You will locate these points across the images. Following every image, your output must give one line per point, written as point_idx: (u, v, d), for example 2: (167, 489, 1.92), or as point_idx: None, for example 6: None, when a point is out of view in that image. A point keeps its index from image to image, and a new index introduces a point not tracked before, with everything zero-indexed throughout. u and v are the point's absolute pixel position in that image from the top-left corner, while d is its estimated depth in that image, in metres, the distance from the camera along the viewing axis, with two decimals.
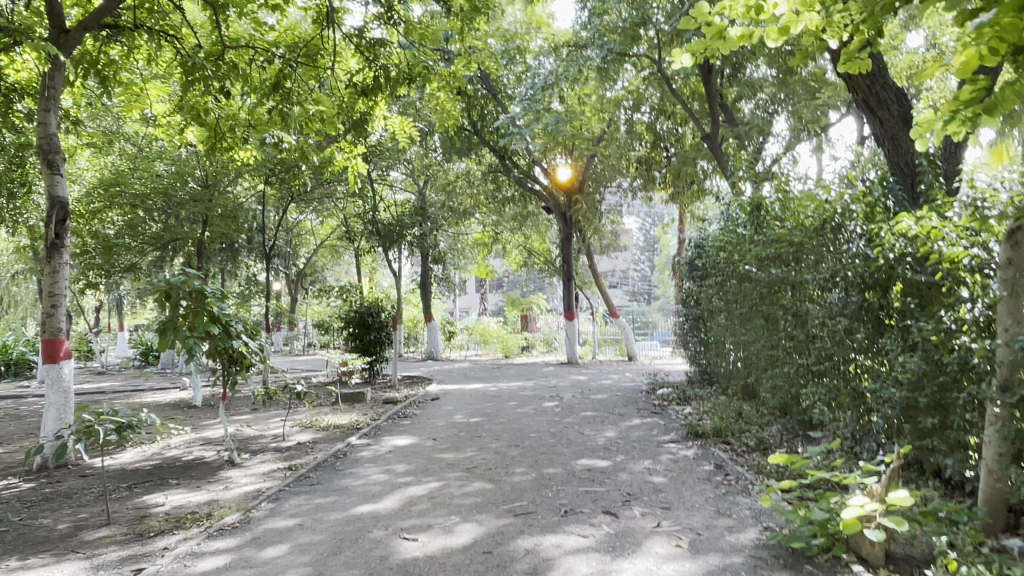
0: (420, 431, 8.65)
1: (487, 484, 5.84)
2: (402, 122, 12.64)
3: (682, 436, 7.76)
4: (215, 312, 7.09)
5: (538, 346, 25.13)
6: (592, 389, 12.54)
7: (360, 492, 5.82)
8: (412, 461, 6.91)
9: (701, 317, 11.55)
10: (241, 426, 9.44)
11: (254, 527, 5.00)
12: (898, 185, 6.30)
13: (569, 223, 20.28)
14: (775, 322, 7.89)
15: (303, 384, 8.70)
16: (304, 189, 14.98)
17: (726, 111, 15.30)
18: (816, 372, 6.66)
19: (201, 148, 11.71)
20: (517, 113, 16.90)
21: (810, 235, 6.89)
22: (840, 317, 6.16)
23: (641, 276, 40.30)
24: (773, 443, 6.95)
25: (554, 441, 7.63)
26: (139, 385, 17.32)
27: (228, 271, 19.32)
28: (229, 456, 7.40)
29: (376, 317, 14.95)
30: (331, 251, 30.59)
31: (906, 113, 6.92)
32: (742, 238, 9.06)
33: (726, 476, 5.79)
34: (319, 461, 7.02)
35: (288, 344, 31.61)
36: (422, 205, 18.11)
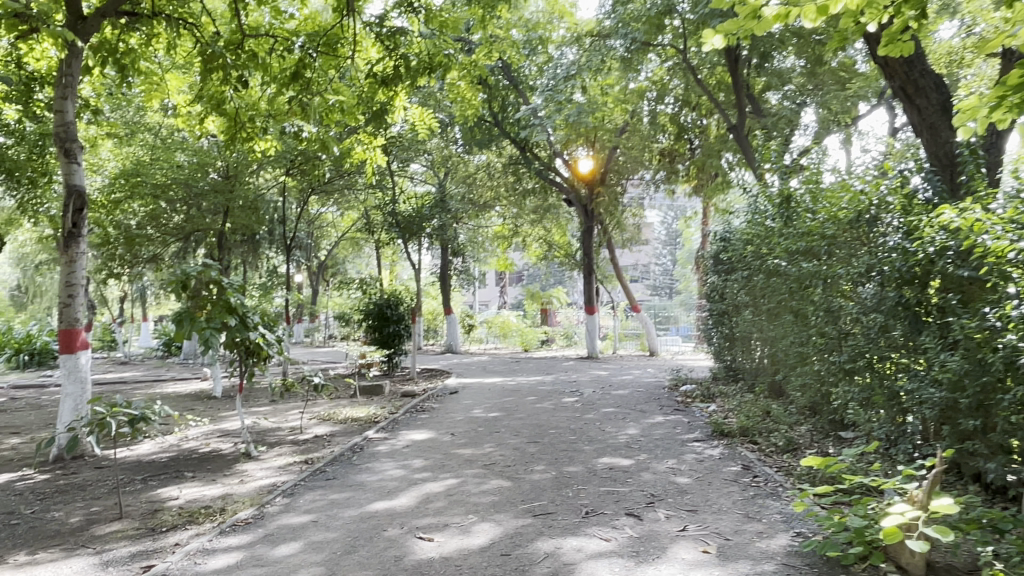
0: (439, 425, 8.52)
1: (506, 482, 5.68)
2: (422, 113, 12.49)
3: (706, 434, 7.55)
4: (231, 302, 6.97)
5: (558, 340, 24.93)
6: (614, 384, 12.34)
7: (376, 488, 5.70)
8: (430, 456, 6.78)
9: (726, 312, 11.30)
10: (259, 418, 9.37)
11: (267, 523, 4.89)
12: (938, 176, 6.05)
13: (591, 217, 20.04)
14: (805, 318, 7.66)
15: (321, 376, 8.60)
16: (324, 180, 14.90)
17: (753, 102, 14.97)
18: (848, 370, 6.44)
19: (221, 139, 11.64)
20: (539, 105, 16.69)
21: (844, 227, 6.69)
22: (875, 313, 5.93)
23: (663, 270, 39.92)
24: (802, 443, 6.72)
25: (574, 437, 7.46)
26: (160, 376, 17.41)
27: (249, 263, 19.34)
28: (245, 449, 7.31)
29: (396, 310, 14.86)
30: (351, 244, 30.62)
31: (945, 102, 6.65)
32: (770, 230, 8.82)
33: (754, 478, 5.58)
34: (335, 455, 6.90)
35: (308, 336, 31.71)
36: (442, 197, 17.97)
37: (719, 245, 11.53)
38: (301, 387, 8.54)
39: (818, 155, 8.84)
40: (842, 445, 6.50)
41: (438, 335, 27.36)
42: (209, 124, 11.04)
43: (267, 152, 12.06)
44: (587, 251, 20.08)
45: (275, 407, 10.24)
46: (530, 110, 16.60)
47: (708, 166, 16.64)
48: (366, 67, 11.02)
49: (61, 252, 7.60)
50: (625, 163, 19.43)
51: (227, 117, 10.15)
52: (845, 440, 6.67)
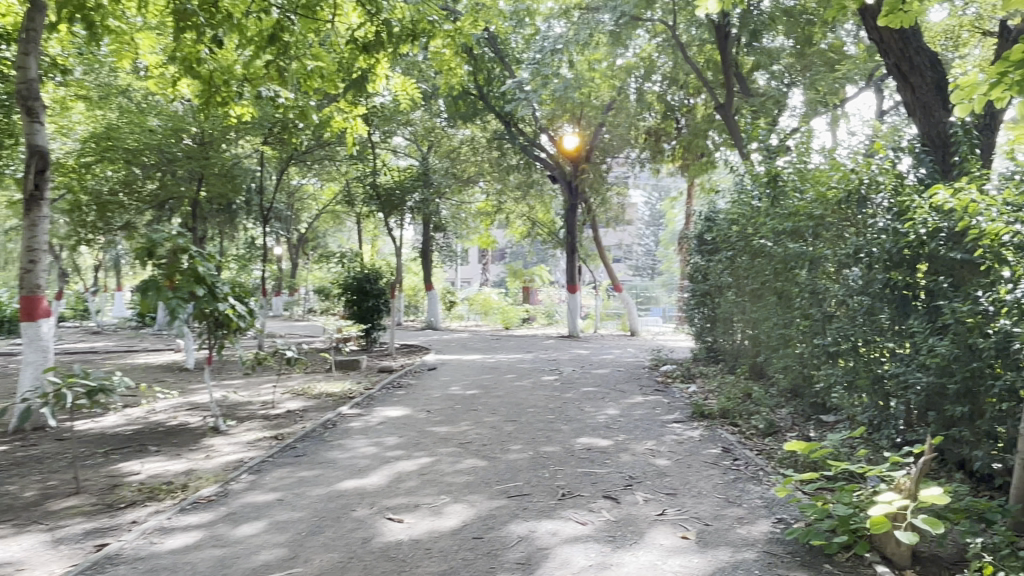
0: (415, 402, 8.35)
1: (481, 462, 5.52)
2: (405, 82, 12.17)
3: (686, 416, 7.44)
4: (199, 271, 6.69)
5: (539, 318, 24.81)
6: (594, 363, 12.23)
7: (347, 465, 5.51)
8: (404, 434, 6.60)
9: (709, 293, 11.19)
10: (230, 391, 9.14)
11: (231, 501, 4.69)
12: (930, 156, 5.90)
13: (575, 194, 19.74)
14: (789, 299, 7.55)
15: (295, 350, 8.37)
16: (302, 150, 14.54)
17: (741, 81, 14.80)
18: (831, 353, 6.33)
19: (196, 103, 11.26)
20: (525, 78, 16.38)
21: (833, 207, 6.55)
22: (862, 296, 5.81)
23: (646, 251, 39.91)
24: (783, 426, 6.62)
25: (552, 417, 7.32)
26: (133, 346, 17.06)
27: (226, 233, 18.97)
28: (213, 423, 7.08)
29: (375, 284, 14.61)
30: (332, 217, 30.21)
31: (940, 81, 6.49)
32: (756, 210, 8.66)
33: (734, 461, 5.46)
34: (306, 431, 6.70)
35: (286, 310, 31.36)
36: (425, 170, 17.67)
37: (703, 225, 11.38)
38: (274, 360, 8.32)
39: (806, 134, 8.66)
40: (824, 429, 6.41)
41: (418, 311, 27.14)
42: (182, 87, 10.70)
43: (244, 118, 11.70)
44: (570, 229, 19.84)
45: (247, 380, 10.01)
46: (516, 84, 16.30)
47: (693, 146, 16.49)
48: (347, 32, 10.68)
49: (23, 215, 7.27)
50: (611, 140, 19.23)
51: (201, 80, 9.80)
52: (826, 423, 6.58)
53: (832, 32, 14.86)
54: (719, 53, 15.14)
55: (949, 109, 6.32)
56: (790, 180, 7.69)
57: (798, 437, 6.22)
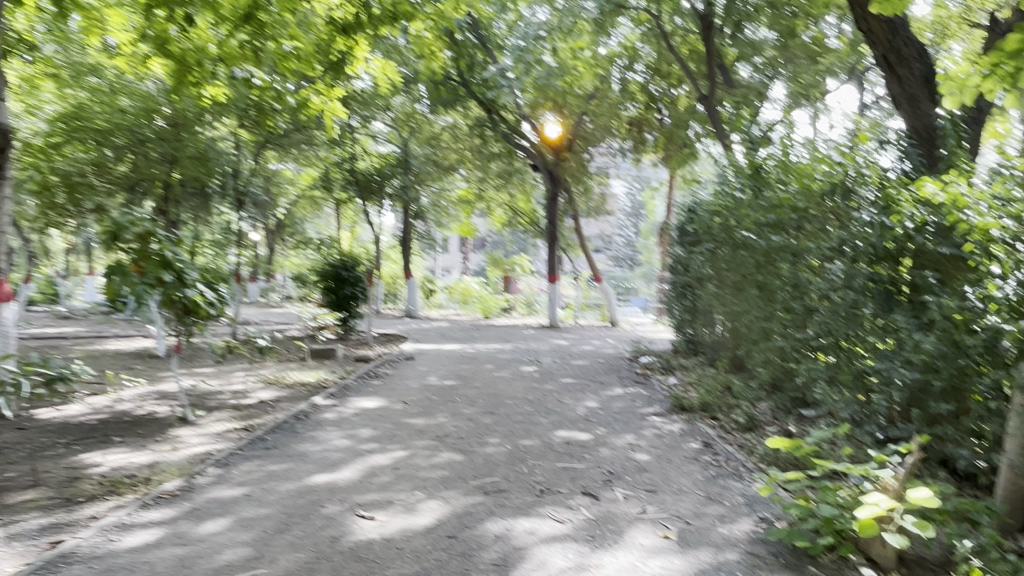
0: (391, 393, 8.19)
1: (458, 456, 5.37)
2: (384, 66, 11.89)
3: (666, 408, 7.35)
4: (165, 257, 6.42)
5: (519, 308, 24.66)
6: (573, 354, 12.13)
7: (318, 459, 5.34)
8: (379, 426, 6.43)
9: (689, 285, 11.12)
10: (201, 379, 8.91)
11: (196, 496, 4.51)
12: (916, 150, 5.83)
13: (557, 182, 19.43)
14: (771, 292, 7.47)
15: (268, 338, 8.15)
16: (279, 133, 14.22)
17: (724, 72, 14.67)
18: (813, 348, 6.26)
19: (167, 83, 10.91)
20: (507, 65, 16.14)
21: (817, 200, 6.47)
22: (846, 290, 5.73)
23: (626, 241, 39.95)
24: (763, 421, 6.55)
25: (531, 409, 7.20)
26: (103, 332, 16.69)
27: (201, 218, 18.59)
28: (181, 413, 6.86)
29: (352, 272, 14.36)
30: (311, 203, 29.83)
31: (927, 72, 6.42)
32: (739, 201, 8.57)
33: (715, 456, 5.37)
34: (278, 423, 6.51)
35: (263, 296, 30.94)
36: (405, 157, 17.41)
37: (685, 216, 11.29)
38: (246, 348, 8.09)
39: (789, 125, 8.57)
40: (804, 423, 6.36)
41: (397, 299, 26.87)
42: (154, 67, 10.37)
43: (217, 100, 11.39)
44: (552, 218, 19.66)
45: (219, 368, 9.77)
46: (498, 71, 16.05)
47: (676, 137, 16.37)
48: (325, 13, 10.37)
49: None
50: (594, 130, 19.02)
51: (173, 60, 9.49)
52: (806, 418, 6.52)
53: (815, 25, 14.81)
54: (702, 43, 15.00)
55: (937, 101, 6.26)
56: (773, 171, 7.59)
57: (779, 432, 6.14)
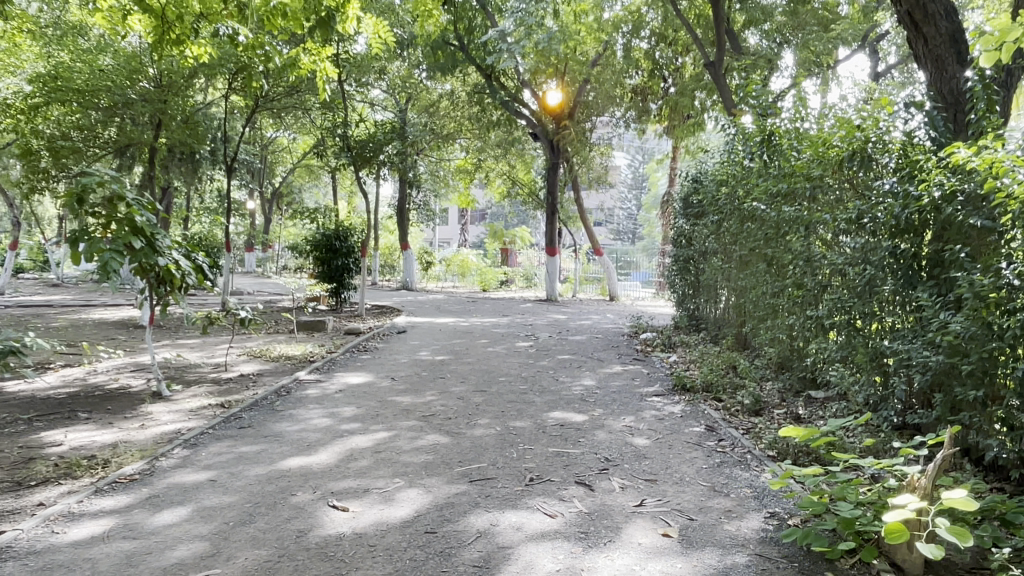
0: (379, 368, 7.84)
1: (443, 439, 5.01)
2: (378, 25, 11.32)
3: (667, 388, 6.99)
4: (138, 223, 6.03)
5: (517, 281, 24.30)
6: (571, 329, 11.76)
7: (295, 440, 4.99)
8: (363, 404, 6.08)
9: (692, 259, 10.73)
10: (182, 352, 8.55)
11: (156, 481, 4.15)
12: (941, 115, 5.38)
13: (558, 152, 18.76)
14: (780, 267, 7.07)
15: (249, 310, 7.72)
16: (268, 96, 13.68)
17: (732, 38, 14.09)
18: (824, 326, 5.89)
19: (149, 39, 10.37)
20: (507, 28, 15.47)
21: (833, 168, 6.04)
22: (863, 265, 5.35)
23: (627, 215, 39.54)
24: (770, 404, 6.19)
25: (525, 387, 6.84)
26: (91, 300, 16.33)
27: (192, 185, 18.12)
28: (155, 388, 6.50)
29: (345, 242, 13.97)
30: (307, 172, 29.33)
31: (955, 31, 5.87)
32: (748, 171, 8.14)
33: (719, 442, 5.01)
34: (256, 399, 6.15)
35: (259, 267, 30.50)
36: (401, 124, 16.91)
37: (689, 187, 10.82)
38: (225, 320, 7.66)
39: (803, 92, 8.11)
40: (813, 406, 6.00)
41: (394, 271, 26.43)
42: (136, 24, 9.87)
43: (202, 59, 10.90)
44: (552, 189, 19.11)
45: (204, 340, 9.42)
46: (498, 34, 15.46)
47: (681, 106, 15.82)
48: None
49: None
50: (596, 99, 18.37)
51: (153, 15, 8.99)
52: (814, 400, 6.16)
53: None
54: (710, 7, 14.41)
55: (965, 64, 5.75)
56: (786, 138, 7.15)
57: (788, 416, 5.78)
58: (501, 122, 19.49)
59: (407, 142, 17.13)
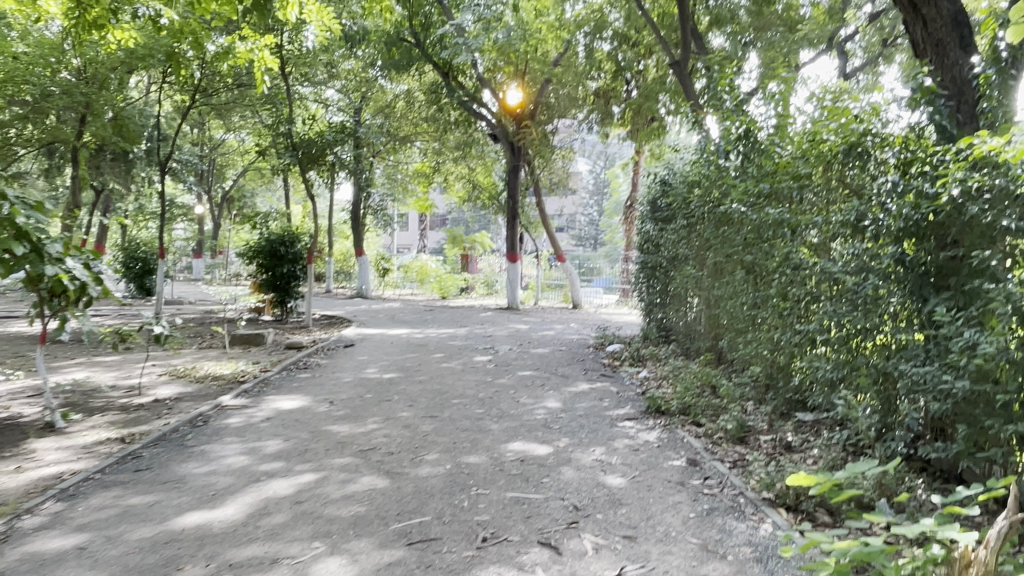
0: (318, 389, 6.97)
1: (381, 482, 4.21)
2: (322, 8, 10.37)
3: (640, 410, 6.26)
4: (18, 224, 4.96)
5: (477, 288, 23.43)
6: (533, 341, 11.00)
7: (199, 487, 4.13)
8: (291, 436, 5.22)
9: (660, 266, 10.07)
10: (95, 372, 7.56)
11: (5, 552, 3.27)
12: (946, 105, 4.77)
13: (519, 154, 17.98)
14: (760, 275, 6.44)
15: (165, 325, 6.65)
16: (207, 88, 12.64)
17: (697, 38, 13.47)
18: (816, 342, 5.25)
19: (66, 23, 9.25)
20: (464, 22, 14.67)
21: (821, 164, 5.42)
22: (864, 274, 4.71)
23: (589, 221, 39.10)
24: (756, 429, 5.53)
25: (481, 411, 6.07)
26: (13, 310, 15.00)
27: (127, 187, 16.92)
28: (48, 419, 5.56)
29: (291, 248, 13.08)
30: (258, 176, 28.17)
31: (958, 11, 5.28)
32: (725, 171, 7.49)
33: (706, 482, 4.31)
34: (165, 432, 5.25)
35: (208, 274, 29.20)
36: (353, 125, 15.98)
37: (657, 189, 10.14)
38: (138, 337, 6.62)
39: (783, 89, 7.47)
40: (803, 432, 5.38)
41: (349, 278, 25.38)
42: (48, 7, 8.78)
43: (124, 46, 9.82)
44: (512, 192, 18.24)
45: (125, 359, 8.42)
46: (455, 28, 14.69)
47: (644, 109, 15.29)
48: None
49: None
50: (558, 99, 17.69)
51: None
52: (803, 424, 5.54)
53: None
54: (675, 6, 13.88)
55: (968, 48, 5.14)
56: (767, 136, 6.52)
57: (776, 445, 5.14)
58: (459, 122, 18.60)
59: (358, 143, 16.21)
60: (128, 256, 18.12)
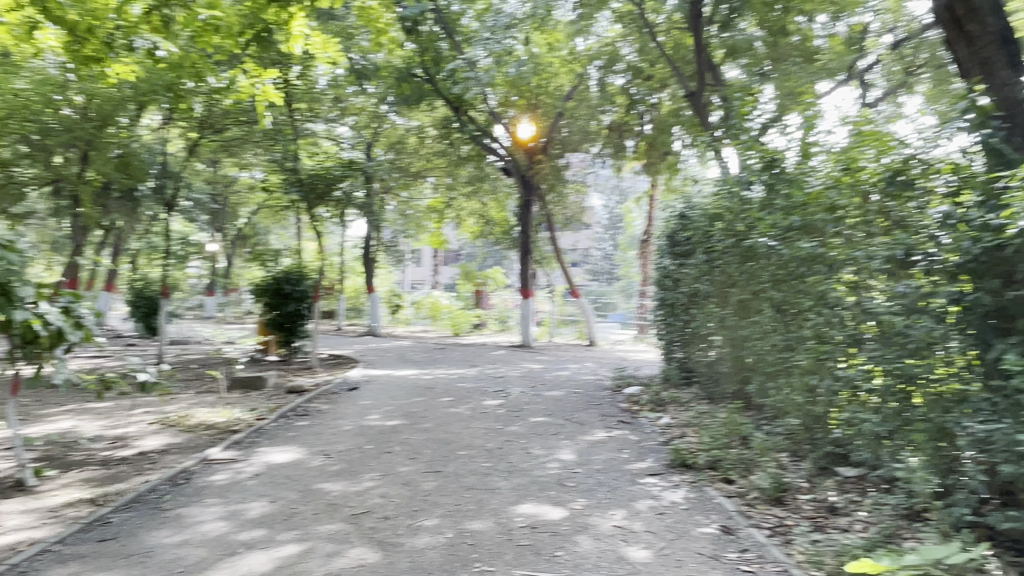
0: (315, 440, 6.49)
1: (372, 555, 3.71)
2: (327, 40, 10.13)
3: (663, 463, 5.72)
4: None
5: (490, 325, 22.97)
6: (547, 383, 10.47)
7: (167, 562, 3.64)
8: (278, 497, 4.73)
9: (679, 303, 9.57)
10: (81, 421, 7.11)
11: None
12: (1002, 126, 4.33)
13: (531, 188, 17.78)
14: (792, 314, 5.95)
15: (152, 372, 6.10)
16: (213, 123, 12.45)
17: (713, 69, 13.12)
18: (860, 390, 4.74)
19: (65, 57, 9.04)
20: (476, 56, 14.47)
21: (858, 193, 4.97)
22: (914, 316, 4.22)
23: (603, 255, 38.71)
24: (794, 486, 4.99)
25: (489, 465, 5.56)
26: None
27: (135, 226, 16.70)
28: (17, 476, 5.09)
29: (297, 286, 12.76)
30: (271, 213, 28.09)
31: (1006, 28, 4.91)
32: (749, 203, 7.03)
33: (743, 556, 3.77)
34: (142, 492, 4.78)
35: (219, 311, 28.99)
36: (362, 160, 15.73)
37: (674, 223, 9.68)
38: (123, 384, 6.14)
39: (810, 117, 7.03)
40: (846, 491, 4.84)
41: (360, 314, 25.01)
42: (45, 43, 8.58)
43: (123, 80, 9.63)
44: (526, 227, 17.83)
45: (116, 406, 8.01)
46: (466, 62, 14.48)
47: (660, 143, 14.94)
48: None
49: None
50: (571, 133, 17.26)
51: (63, 29, 7.61)
52: (846, 481, 5.00)
53: (804, 24, 13.40)
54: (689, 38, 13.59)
55: (1019, 68, 4.77)
56: (795, 164, 6.08)
57: (819, 507, 4.59)
58: (471, 157, 18.27)
59: (368, 178, 15.94)
60: (136, 294, 17.86)
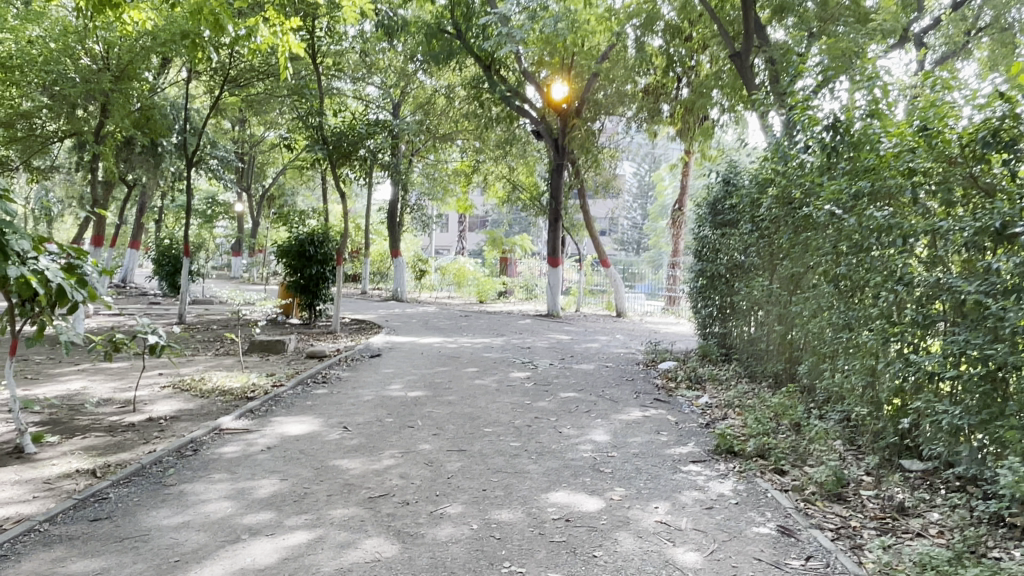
0: (333, 410, 6.14)
1: (390, 548, 3.33)
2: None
3: (706, 449, 5.27)
4: None
5: (517, 293, 22.54)
6: (577, 355, 10.02)
7: (162, 548, 3.28)
8: (291, 474, 4.37)
9: (718, 275, 9.04)
10: (92, 383, 6.84)
11: None
12: None
13: (563, 153, 16.96)
14: (855, 292, 5.41)
15: (161, 334, 5.78)
16: (236, 76, 12.13)
17: (761, 30, 11.97)
18: (937, 378, 4.21)
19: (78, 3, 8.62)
20: (508, 11, 13.81)
21: (944, 157, 4.38)
22: (1011, 297, 3.65)
23: (632, 224, 38.00)
24: (855, 480, 4.51)
25: (518, 445, 5.15)
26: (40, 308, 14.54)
27: (158, 182, 16.42)
28: (16, 443, 4.77)
29: (321, 248, 12.37)
30: (297, 174, 27.79)
31: None
32: (806, 168, 6.45)
33: (808, 566, 3.33)
34: (145, 465, 4.44)
35: (245, 271, 28.88)
36: (387, 119, 15.24)
37: (717, 189, 9.10)
38: (130, 346, 5.72)
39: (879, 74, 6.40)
40: (915, 488, 4.35)
41: (385, 279, 24.75)
42: None
43: (133, 28, 9.17)
44: (556, 194, 17.18)
45: (129, 368, 7.73)
46: (499, 16, 13.77)
47: (698, 106, 14.15)
48: None
49: None
50: (606, 96, 16.64)
51: None
52: (911, 477, 4.52)
53: None
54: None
55: None
56: (864, 125, 5.49)
57: (886, 506, 4.11)
58: (501, 119, 17.68)
59: (395, 137, 15.45)
60: (161, 253, 17.69)
